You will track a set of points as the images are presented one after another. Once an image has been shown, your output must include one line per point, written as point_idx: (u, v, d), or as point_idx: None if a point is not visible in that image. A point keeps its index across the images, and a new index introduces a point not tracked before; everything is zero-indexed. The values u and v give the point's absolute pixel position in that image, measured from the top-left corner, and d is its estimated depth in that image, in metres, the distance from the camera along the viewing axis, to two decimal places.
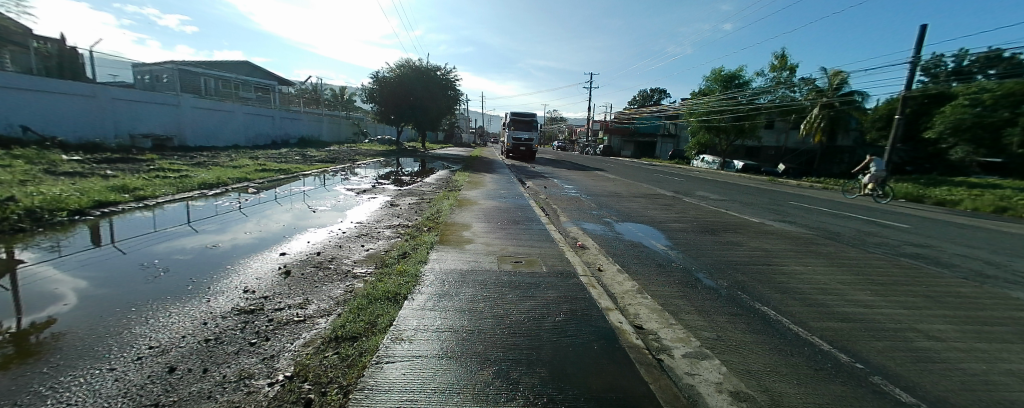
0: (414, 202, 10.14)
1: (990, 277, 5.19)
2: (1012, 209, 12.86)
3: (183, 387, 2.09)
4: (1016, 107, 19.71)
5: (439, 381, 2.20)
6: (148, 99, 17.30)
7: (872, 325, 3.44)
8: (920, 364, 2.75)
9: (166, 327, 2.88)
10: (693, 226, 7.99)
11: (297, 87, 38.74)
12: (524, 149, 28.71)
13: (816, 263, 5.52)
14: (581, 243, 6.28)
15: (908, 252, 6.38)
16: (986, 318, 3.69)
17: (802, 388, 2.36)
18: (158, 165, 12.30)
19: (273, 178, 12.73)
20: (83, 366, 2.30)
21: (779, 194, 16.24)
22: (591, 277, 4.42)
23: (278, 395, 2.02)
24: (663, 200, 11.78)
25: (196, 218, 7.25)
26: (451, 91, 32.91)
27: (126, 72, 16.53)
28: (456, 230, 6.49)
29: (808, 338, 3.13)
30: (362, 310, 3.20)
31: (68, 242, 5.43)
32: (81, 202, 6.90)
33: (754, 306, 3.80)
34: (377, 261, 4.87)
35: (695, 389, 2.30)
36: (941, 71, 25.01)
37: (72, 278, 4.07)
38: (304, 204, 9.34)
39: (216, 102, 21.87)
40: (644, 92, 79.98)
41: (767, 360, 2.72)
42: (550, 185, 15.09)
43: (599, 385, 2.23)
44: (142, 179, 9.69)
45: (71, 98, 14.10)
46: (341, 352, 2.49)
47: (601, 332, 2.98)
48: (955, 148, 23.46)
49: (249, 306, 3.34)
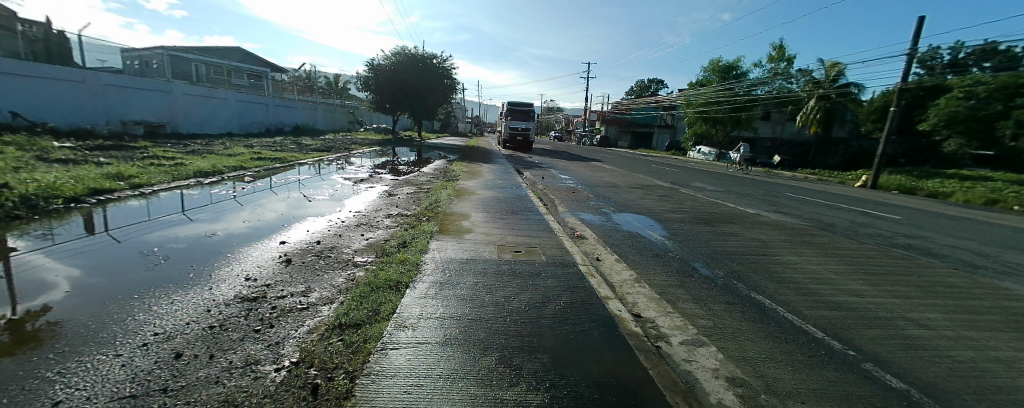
0: (412, 192, 10.11)
1: (980, 267, 5.32)
2: (1003, 202, 13.08)
3: (190, 372, 2.11)
4: (1010, 100, 20.13)
5: (444, 367, 2.24)
6: (139, 86, 17.01)
7: (864, 314, 3.53)
8: (910, 351, 2.84)
9: (169, 315, 2.89)
10: (690, 217, 8.05)
11: (290, 74, 38.08)
12: (521, 138, 28.56)
13: (811, 253, 5.60)
14: (580, 234, 6.34)
15: (900, 243, 6.50)
16: (975, 307, 3.78)
17: (796, 374, 2.43)
18: (151, 153, 12.15)
19: (268, 167, 12.61)
20: (90, 351, 2.31)
21: (775, 185, 16.36)
22: (590, 266, 4.49)
23: (285, 381, 2.06)
24: (661, 191, 11.83)
25: (190, 207, 7.21)
26: (446, 80, 32.49)
27: (114, 57, 16.47)
28: (455, 220, 6.51)
29: (802, 326, 3.21)
30: (364, 298, 3.22)
31: (61, 230, 5.41)
32: (76, 190, 6.84)
33: (749, 295, 3.88)
34: (377, 250, 4.89)
35: (693, 375, 2.36)
36: (937, 63, 25.13)
37: (66, 266, 4.06)
38: (301, 193, 9.28)
39: (210, 89, 21.55)
40: (642, 83, 79.37)
41: (762, 347, 2.79)
42: (548, 175, 15.10)
43: (602, 371, 2.28)
44: (137, 166, 9.60)
45: (61, 84, 13.84)
46: (346, 339, 2.52)
47: (601, 320, 3.03)
48: (948, 140, 23.53)
49: (252, 294, 3.35)
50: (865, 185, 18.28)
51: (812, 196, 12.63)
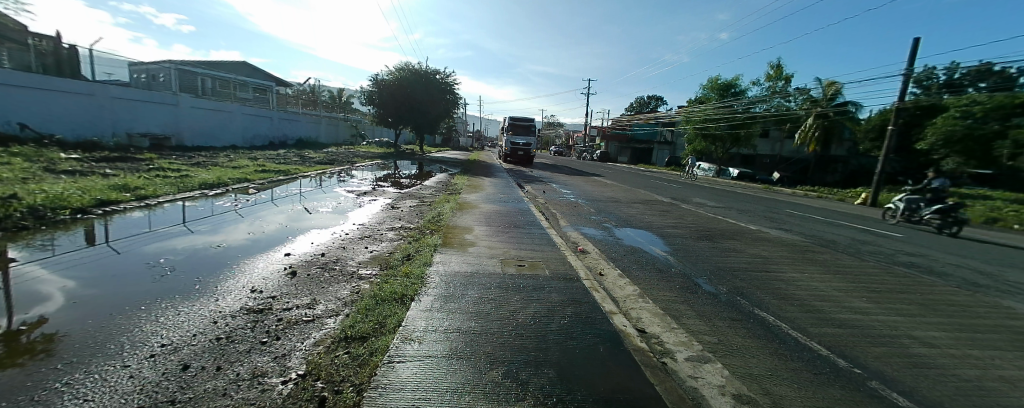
0: (415, 205, 10.17)
1: (983, 285, 5.33)
2: (1002, 220, 13.15)
3: (198, 384, 2.12)
4: (1006, 120, 20.19)
5: (449, 380, 2.24)
6: (146, 99, 17.32)
7: (868, 331, 3.53)
8: (916, 369, 2.83)
9: (176, 326, 2.90)
10: (691, 232, 8.08)
11: (295, 88, 38.67)
12: (521, 153, 28.74)
13: (812, 270, 5.61)
14: (582, 248, 6.36)
15: (902, 261, 6.52)
16: (979, 326, 3.77)
17: (801, 391, 2.43)
18: (157, 165, 12.25)
19: (272, 179, 12.74)
20: (98, 362, 2.32)
21: (776, 202, 16.39)
22: (593, 281, 4.48)
23: (292, 393, 2.05)
24: (662, 206, 11.90)
25: (191, 219, 7.22)
26: (449, 95, 32.99)
27: (122, 70, 16.63)
28: (458, 233, 6.55)
29: (807, 343, 3.21)
30: (369, 310, 3.23)
31: (62, 241, 5.42)
32: (84, 200, 6.92)
33: (753, 312, 3.87)
34: (381, 263, 4.90)
35: (699, 391, 2.36)
36: (933, 83, 25.64)
37: (63, 278, 4.05)
38: (302, 205, 9.31)
39: (217, 102, 21.98)
40: (641, 99, 80.29)
41: (768, 364, 2.78)
42: (548, 189, 15.21)
43: (608, 386, 2.28)
44: (142, 178, 9.67)
45: (69, 96, 14.06)
46: (352, 351, 2.52)
47: (605, 335, 3.03)
48: (947, 159, 23.72)
49: (258, 306, 3.36)
50: (865, 202, 18.34)
51: (814, 213, 12.65)
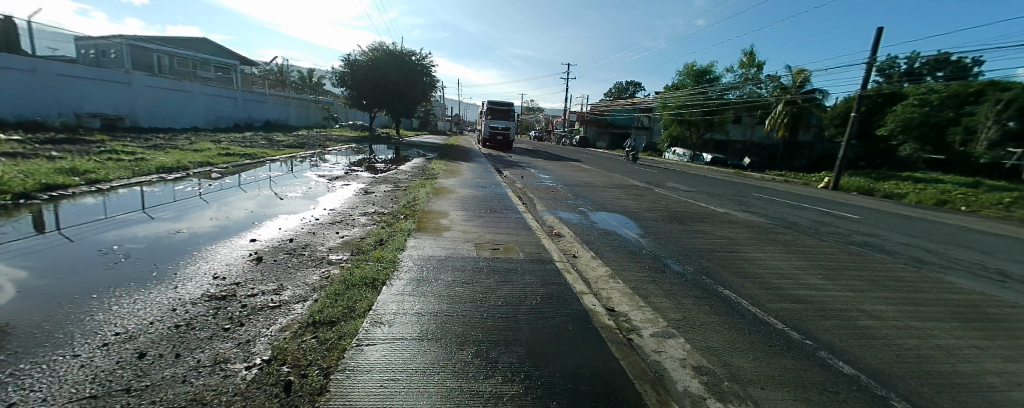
0: (389, 190, 9.98)
1: (927, 262, 5.77)
2: (950, 203, 14.12)
3: (155, 372, 2.05)
4: (959, 109, 22.53)
5: (419, 362, 2.25)
6: (95, 76, 16.03)
7: (822, 306, 3.76)
8: (861, 339, 3.06)
9: (131, 314, 2.77)
10: (664, 215, 8.31)
11: (262, 68, 36.79)
12: (500, 138, 28.51)
13: (774, 249, 5.91)
14: (557, 231, 6.43)
15: (857, 240, 6.94)
16: (922, 300, 4.08)
17: (757, 362, 2.57)
18: (109, 147, 11.47)
19: (237, 163, 12.18)
20: (44, 352, 2.21)
21: (744, 186, 16.96)
22: (566, 263, 4.57)
23: (256, 378, 2.02)
24: (636, 191, 12.15)
25: (151, 205, 6.86)
26: (427, 77, 31.86)
27: (66, 45, 15.53)
28: (434, 217, 6.49)
29: (764, 318, 3.39)
30: (339, 295, 3.18)
31: (8, 228, 5.06)
32: (26, 185, 6.45)
33: (717, 290, 4.06)
34: (353, 248, 4.81)
35: (662, 365, 2.47)
36: (895, 72, 26.90)
37: (9, 267, 3.80)
38: (271, 190, 8.98)
39: (176, 81, 20.62)
40: (620, 86, 80.73)
41: (727, 338, 2.93)
42: (526, 174, 15.25)
43: (575, 363, 2.35)
44: (93, 161, 9.06)
45: (8, 72, 12.90)
46: (320, 336, 2.50)
47: (575, 314, 3.11)
48: (903, 145, 24.94)
49: (220, 293, 3.25)
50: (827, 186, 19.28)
51: (778, 197, 13.22)
